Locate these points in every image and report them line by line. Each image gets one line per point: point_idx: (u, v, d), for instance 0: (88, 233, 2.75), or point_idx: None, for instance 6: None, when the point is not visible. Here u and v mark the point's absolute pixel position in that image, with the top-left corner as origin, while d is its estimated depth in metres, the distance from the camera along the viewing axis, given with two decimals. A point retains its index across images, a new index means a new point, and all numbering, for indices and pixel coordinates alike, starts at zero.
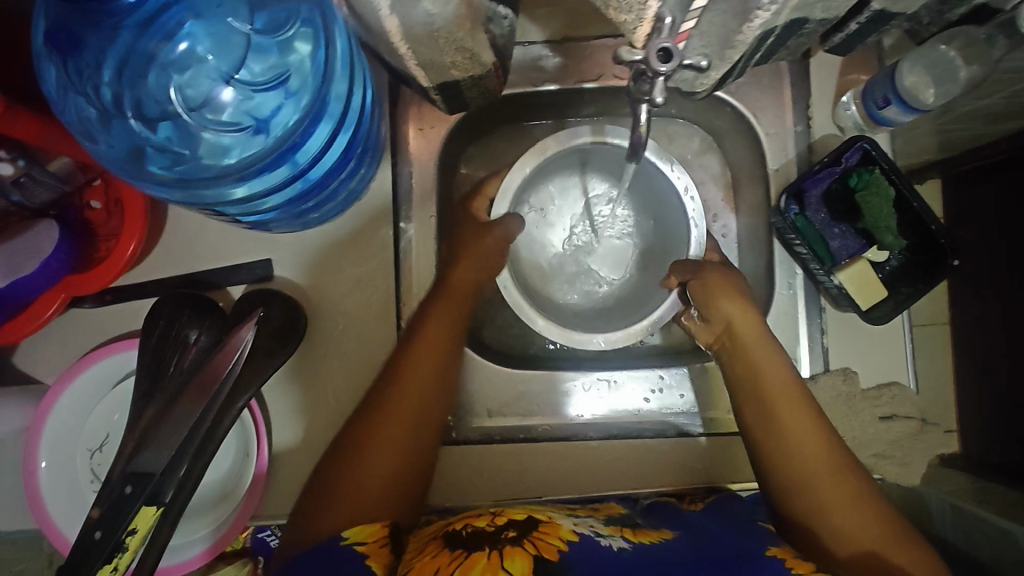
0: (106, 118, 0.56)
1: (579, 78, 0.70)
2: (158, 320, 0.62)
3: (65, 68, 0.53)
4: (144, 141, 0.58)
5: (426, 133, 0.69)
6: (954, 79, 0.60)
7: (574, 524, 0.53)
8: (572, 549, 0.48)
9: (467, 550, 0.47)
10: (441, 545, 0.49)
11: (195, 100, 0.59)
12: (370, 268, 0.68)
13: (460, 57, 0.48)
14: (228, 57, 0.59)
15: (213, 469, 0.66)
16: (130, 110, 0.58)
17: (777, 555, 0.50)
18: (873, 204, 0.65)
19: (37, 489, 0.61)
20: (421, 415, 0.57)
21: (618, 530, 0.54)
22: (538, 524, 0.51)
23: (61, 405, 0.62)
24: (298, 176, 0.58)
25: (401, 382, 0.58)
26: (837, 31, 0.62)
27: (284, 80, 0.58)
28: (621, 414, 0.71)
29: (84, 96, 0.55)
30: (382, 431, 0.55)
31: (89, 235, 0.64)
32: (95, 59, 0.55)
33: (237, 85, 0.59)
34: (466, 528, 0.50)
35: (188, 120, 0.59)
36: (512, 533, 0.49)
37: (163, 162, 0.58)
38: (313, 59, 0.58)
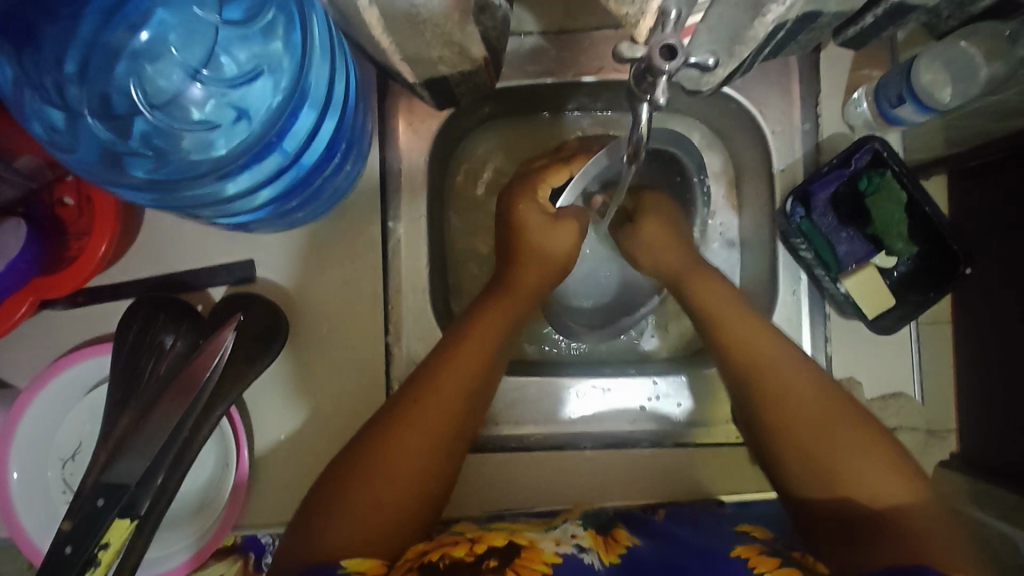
0: (72, 117, 0.53)
1: (577, 71, 0.66)
2: (132, 323, 0.59)
3: (21, 63, 0.50)
4: (112, 140, 0.54)
5: (416, 127, 0.66)
6: (972, 79, 0.57)
7: (556, 545, 0.51)
8: (555, 573, 0.47)
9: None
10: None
11: (163, 96, 0.56)
12: (356, 269, 0.65)
13: (448, 51, 0.44)
14: (196, 49, 0.56)
15: (192, 477, 0.63)
16: (93, 108, 0.54)
17: (741, 556, 0.49)
18: (884, 209, 0.62)
19: (7, 499, 0.59)
20: (443, 439, 0.54)
21: (592, 541, 0.52)
22: (519, 550, 0.49)
23: (31, 411, 0.60)
24: (289, 165, 0.55)
25: (418, 408, 0.54)
26: (852, 24, 0.58)
27: (260, 72, 0.55)
28: (617, 423, 0.68)
29: (43, 92, 0.51)
30: (400, 449, 0.52)
31: (60, 232, 0.60)
32: (55, 53, 0.52)
33: (207, 79, 0.56)
34: (444, 559, 0.46)
35: (154, 118, 0.56)
36: (493, 563, 0.47)
37: (143, 165, 0.54)
38: (291, 49, 0.54)
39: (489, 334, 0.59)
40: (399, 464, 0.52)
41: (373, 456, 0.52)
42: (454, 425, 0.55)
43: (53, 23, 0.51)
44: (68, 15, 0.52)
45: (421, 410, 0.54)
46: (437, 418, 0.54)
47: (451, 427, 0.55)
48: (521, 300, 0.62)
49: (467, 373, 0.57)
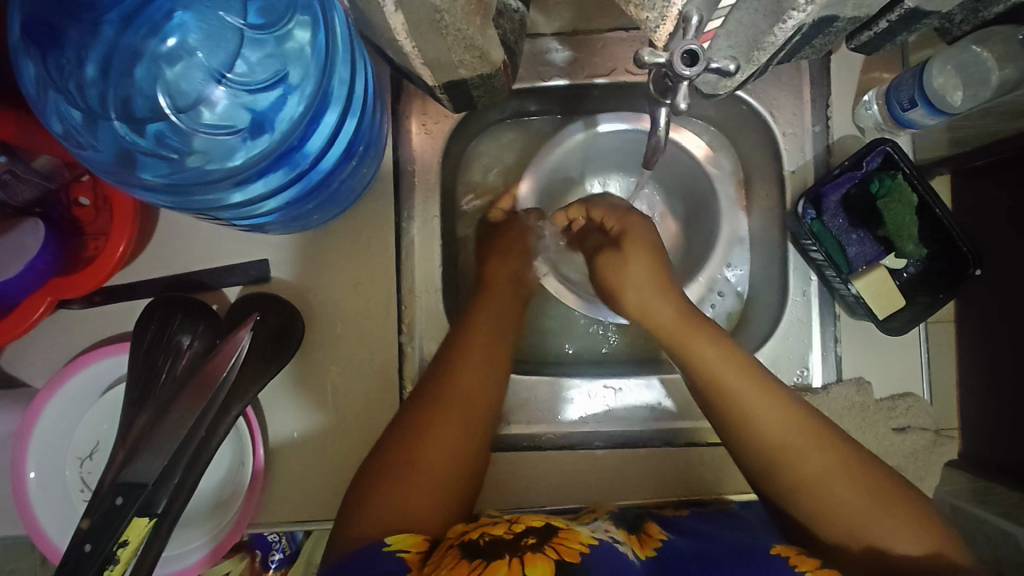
0: (91, 118, 0.53)
1: (589, 73, 0.67)
2: (151, 323, 0.60)
3: (46, 65, 0.51)
4: (132, 143, 0.54)
5: (429, 129, 0.67)
6: (985, 83, 0.57)
7: (592, 531, 0.51)
8: (594, 553, 0.47)
9: (486, 559, 0.45)
10: (459, 555, 0.46)
11: (186, 99, 0.56)
12: (369, 269, 0.65)
13: (468, 56, 0.45)
14: (221, 54, 0.56)
15: (208, 475, 0.64)
16: (114, 110, 0.54)
17: (782, 553, 0.49)
18: (895, 211, 0.62)
19: (26, 497, 0.59)
20: (474, 423, 0.56)
21: (627, 537, 0.53)
22: (556, 531, 0.49)
23: (49, 410, 0.60)
24: (297, 180, 0.56)
25: (446, 393, 0.57)
26: (866, 28, 0.58)
27: (281, 76, 0.55)
28: (629, 423, 0.69)
29: (67, 95, 0.52)
30: (433, 435, 0.55)
31: (77, 233, 0.61)
32: (78, 55, 0.53)
33: (230, 84, 0.56)
34: (484, 536, 0.48)
35: (178, 122, 0.55)
36: (532, 540, 0.47)
37: (155, 168, 0.54)
38: (312, 56, 0.54)
39: (494, 323, 0.62)
40: (433, 449, 0.54)
41: (407, 443, 0.54)
42: (484, 409, 0.58)
43: (75, 24, 0.52)
44: (90, 20, 0.52)
45: (450, 396, 0.56)
46: (462, 405, 0.56)
47: (476, 412, 0.57)
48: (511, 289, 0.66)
49: (486, 359, 0.59)
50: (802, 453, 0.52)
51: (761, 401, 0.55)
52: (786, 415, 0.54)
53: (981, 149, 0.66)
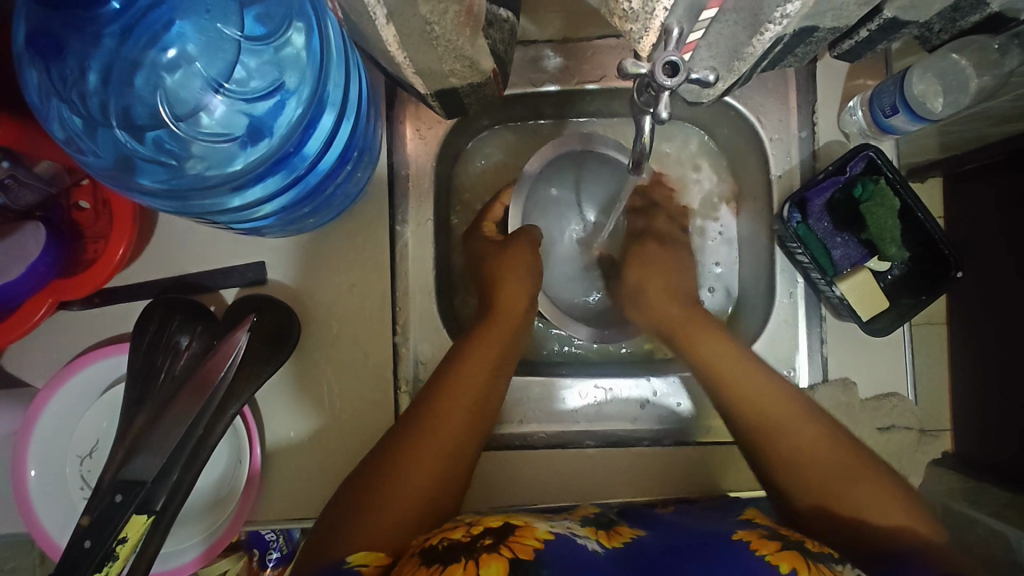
0: (91, 125, 0.55)
1: (580, 80, 0.68)
2: (149, 324, 0.61)
3: (49, 74, 0.52)
4: (133, 151, 0.55)
5: (424, 134, 0.68)
6: (964, 89, 0.58)
7: (550, 526, 0.53)
8: (548, 548, 0.48)
9: (443, 564, 0.45)
10: (418, 563, 0.46)
11: (185, 106, 0.57)
12: (366, 270, 0.67)
13: (459, 65, 0.46)
14: (218, 62, 0.57)
15: (206, 473, 0.65)
16: (117, 119, 0.56)
17: (742, 539, 0.50)
18: (878, 215, 0.64)
19: (27, 495, 0.61)
20: (454, 446, 0.57)
21: (591, 531, 0.53)
22: (513, 529, 0.50)
23: (50, 409, 0.61)
24: (298, 180, 0.57)
25: (429, 416, 0.57)
26: (848, 36, 0.60)
27: (278, 84, 0.56)
28: (619, 421, 0.70)
29: (70, 103, 0.53)
30: (413, 456, 0.55)
31: (77, 236, 0.62)
32: (80, 64, 0.54)
33: (227, 93, 0.57)
34: (443, 541, 0.48)
35: (177, 129, 0.57)
36: (488, 541, 0.49)
37: (154, 174, 0.56)
38: (307, 63, 0.56)
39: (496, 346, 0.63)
40: (410, 469, 0.55)
41: (395, 456, 0.55)
42: (466, 434, 0.58)
43: (77, 35, 0.52)
44: (92, 32, 0.53)
45: (432, 419, 0.57)
46: (454, 420, 0.58)
47: (466, 429, 0.58)
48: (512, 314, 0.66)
49: (476, 383, 0.60)
50: (792, 413, 0.56)
51: (742, 365, 0.60)
52: (775, 405, 0.57)
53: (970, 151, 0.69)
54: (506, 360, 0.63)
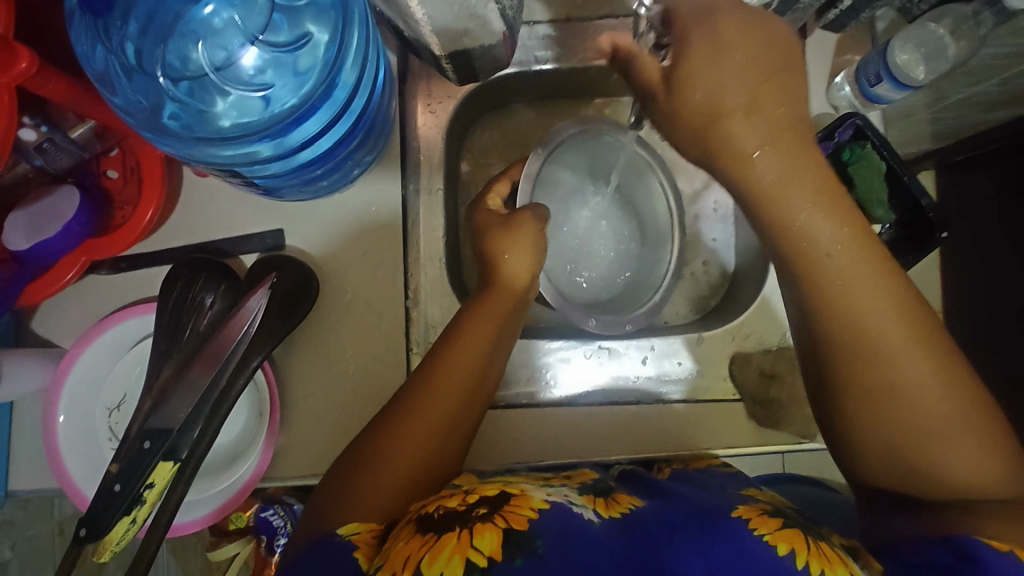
0: (129, 71, 0.58)
1: (582, 57, 0.72)
2: (176, 282, 0.64)
3: (95, 24, 0.56)
4: (169, 97, 0.59)
5: (434, 108, 0.72)
6: (942, 56, 0.62)
7: (547, 494, 0.52)
8: (543, 517, 0.47)
9: (437, 533, 0.45)
10: (415, 529, 0.47)
11: (219, 57, 0.61)
12: (381, 237, 0.70)
13: (473, 25, 0.51)
14: (254, 19, 0.61)
15: (227, 429, 0.68)
16: (154, 65, 0.59)
17: (742, 516, 0.49)
18: (865, 176, 0.67)
19: (56, 445, 0.63)
20: (450, 415, 0.58)
21: (590, 501, 0.53)
22: (509, 498, 0.49)
23: (80, 365, 0.64)
24: (297, 148, 0.60)
25: (426, 386, 0.58)
26: (832, 6, 0.67)
27: (308, 42, 0.60)
28: (621, 381, 0.74)
29: (111, 49, 0.57)
30: (410, 427, 0.56)
31: (106, 202, 0.66)
32: (123, 11, 0.57)
33: (261, 45, 0.61)
34: (438, 510, 0.48)
35: (212, 78, 0.60)
36: (483, 510, 0.47)
37: (179, 118, 0.59)
38: (336, 24, 0.59)
39: (488, 335, 0.61)
40: (408, 439, 0.56)
41: (389, 433, 0.56)
42: (462, 403, 0.59)
43: None
44: None
45: (429, 390, 0.58)
46: (446, 398, 0.58)
47: (458, 408, 0.59)
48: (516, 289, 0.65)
49: (473, 356, 0.60)
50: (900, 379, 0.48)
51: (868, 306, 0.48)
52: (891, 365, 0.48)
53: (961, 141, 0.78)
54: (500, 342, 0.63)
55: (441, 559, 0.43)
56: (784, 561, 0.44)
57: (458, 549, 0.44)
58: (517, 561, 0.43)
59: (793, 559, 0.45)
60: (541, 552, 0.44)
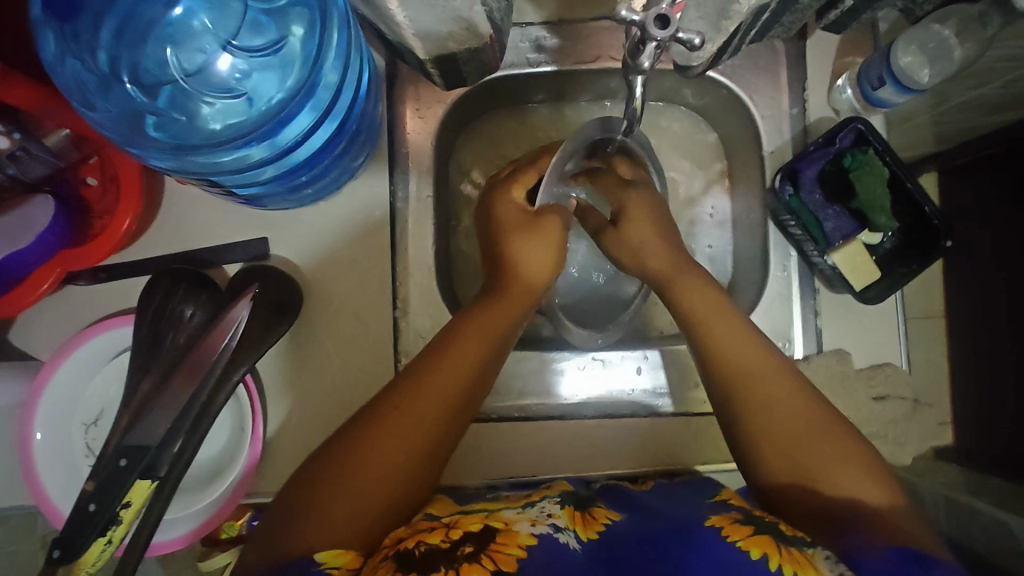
0: (104, 82, 0.56)
1: (575, 61, 0.70)
2: (154, 294, 0.62)
3: (63, 33, 0.54)
4: (146, 108, 0.57)
5: (423, 113, 0.70)
6: (948, 57, 0.61)
7: (531, 520, 0.49)
8: (532, 555, 0.46)
9: (421, 573, 0.43)
10: (393, 567, 0.45)
11: (192, 63, 0.59)
12: (367, 245, 0.68)
13: (457, 27, 0.49)
14: (227, 23, 0.59)
15: (208, 446, 0.66)
16: (128, 74, 0.57)
17: (715, 524, 0.49)
18: (866, 183, 0.65)
19: (30, 461, 0.61)
20: (442, 425, 0.55)
21: (569, 517, 0.51)
22: (495, 533, 0.47)
23: (56, 378, 0.62)
24: (284, 154, 0.58)
25: (418, 395, 0.54)
26: (833, 7, 0.65)
27: (282, 48, 0.58)
28: (615, 394, 0.71)
29: (82, 60, 0.55)
30: (398, 438, 0.53)
31: (84, 211, 0.64)
32: (93, 22, 0.56)
33: (235, 51, 0.59)
34: (419, 546, 0.46)
35: (186, 85, 0.59)
36: (469, 549, 0.46)
37: (161, 126, 0.57)
38: (314, 17, 0.57)
39: (480, 346, 0.58)
40: (394, 450, 0.52)
41: (368, 445, 0.52)
42: (455, 414, 0.56)
43: None
44: None
45: (421, 398, 0.54)
46: (431, 411, 0.54)
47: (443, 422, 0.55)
48: (516, 300, 0.63)
49: (471, 365, 0.57)
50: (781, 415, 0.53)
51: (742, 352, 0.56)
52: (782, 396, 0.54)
53: (961, 145, 0.69)
54: (496, 354, 0.59)
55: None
56: (756, 564, 0.45)
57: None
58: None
59: (765, 561, 0.45)
60: None
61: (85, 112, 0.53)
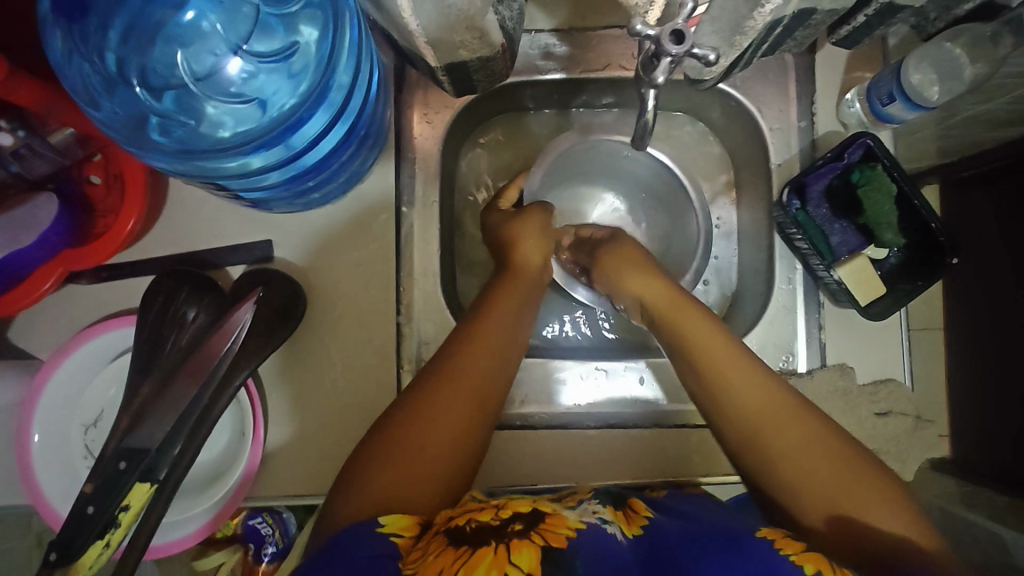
0: (110, 83, 0.56)
1: (584, 69, 0.70)
2: (157, 295, 0.62)
3: (70, 31, 0.53)
4: (151, 109, 0.57)
5: (430, 117, 0.70)
6: (958, 77, 0.60)
7: (579, 513, 0.49)
8: (581, 536, 0.45)
9: (471, 546, 0.42)
10: (446, 542, 0.43)
11: (202, 67, 0.59)
12: (371, 249, 0.68)
13: (470, 36, 0.48)
14: (237, 28, 0.59)
15: (209, 448, 0.65)
16: (134, 77, 0.57)
17: (767, 536, 0.46)
18: (874, 199, 0.66)
19: (29, 461, 0.61)
20: (486, 390, 0.55)
21: (615, 515, 0.51)
22: (543, 515, 0.47)
23: (56, 378, 0.62)
24: (294, 158, 0.58)
25: (460, 360, 0.56)
26: (844, 23, 0.64)
27: (291, 54, 0.58)
28: (617, 404, 0.71)
29: (90, 61, 0.55)
30: (446, 402, 0.53)
31: (87, 210, 0.63)
32: (101, 22, 0.55)
33: (245, 55, 0.59)
34: (470, 522, 0.45)
35: (195, 90, 0.58)
36: (518, 526, 0.45)
37: (165, 130, 0.57)
38: (325, 29, 0.57)
39: (511, 316, 0.60)
40: (445, 417, 0.53)
41: (418, 417, 0.52)
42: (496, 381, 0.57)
43: None
44: None
45: (464, 364, 0.55)
46: (474, 378, 0.55)
47: (486, 390, 0.55)
48: (530, 276, 0.65)
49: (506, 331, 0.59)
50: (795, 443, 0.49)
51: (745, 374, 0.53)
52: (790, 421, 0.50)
53: (967, 158, 0.69)
54: (518, 327, 0.61)
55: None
56: None
57: (494, 566, 0.41)
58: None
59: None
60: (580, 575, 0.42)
61: (90, 112, 0.53)
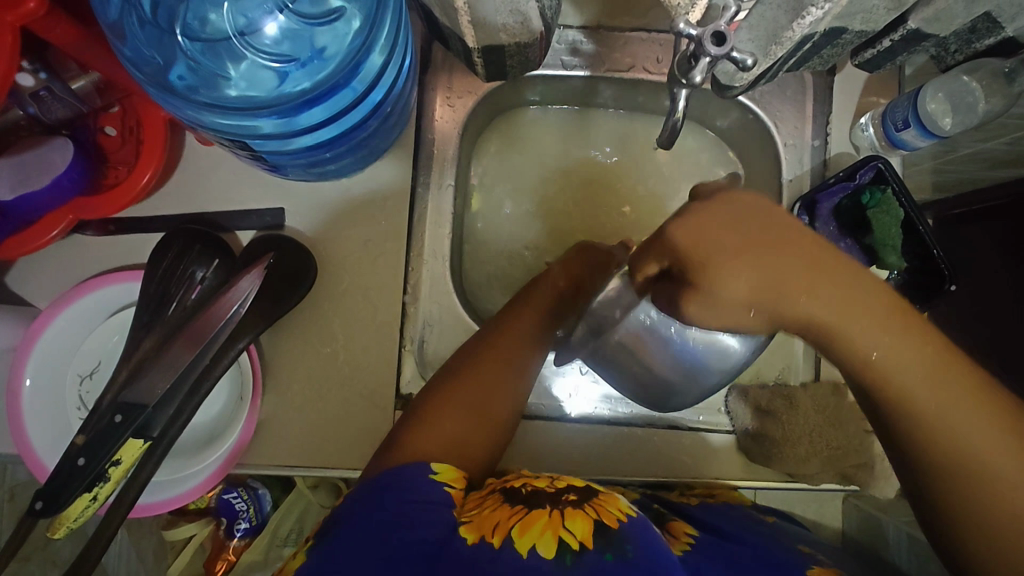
0: (143, 23, 0.55)
1: (609, 67, 0.71)
2: (167, 252, 0.61)
3: None
4: (182, 56, 0.56)
5: (453, 101, 0.70)
6: (972, 111, 0.62)
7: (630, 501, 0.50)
8: (631, 522, 0.46)
9: (528, 507, 0.46)
10: (500, 499, 0.47)
11: (244, 21, 0.58)
12: (383, 227, 0.68)
13: (512, 20, 0.49)
14: None
15: (205, 409, 0.65)
16: (171, 20, 0.56)
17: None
18: (883, 222, 0.66)
19: (17, 408, 0.60)
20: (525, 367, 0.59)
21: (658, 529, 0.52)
22: (597, 493, 0.49)
23: (54, 327, 0.61)
24: (299, 132, 0.58)
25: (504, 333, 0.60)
26: (869, 46, 0.66)
27: (338, 20, 0.58)
28: (612, 402, 0.71)
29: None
30: (489, 371, 0.57)
31: (100, 160, 0.62)
32: None
33: (290, 15, 0.58)
34: (527, 486, 0.48)
35: (235, 43, 0.58)
36: (573, 497, 0.47)
37: (187, 79, 0.56)
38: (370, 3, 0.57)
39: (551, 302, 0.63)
40: (488, 385, 0.56)
41: (465, 383, 0.55)
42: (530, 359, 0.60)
43: None
44: None
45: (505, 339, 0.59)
46: (516, 354, 0.59)
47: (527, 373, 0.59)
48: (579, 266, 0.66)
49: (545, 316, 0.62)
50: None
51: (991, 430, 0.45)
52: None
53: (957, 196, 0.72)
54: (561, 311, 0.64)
55: (533, 531, 0.44)
56: None
57: (550, 527, 0.44)
58: (608, 555, 0.43)
59: None
60: (631, 556, 0.43)
61: (116, 44, 0.53)
